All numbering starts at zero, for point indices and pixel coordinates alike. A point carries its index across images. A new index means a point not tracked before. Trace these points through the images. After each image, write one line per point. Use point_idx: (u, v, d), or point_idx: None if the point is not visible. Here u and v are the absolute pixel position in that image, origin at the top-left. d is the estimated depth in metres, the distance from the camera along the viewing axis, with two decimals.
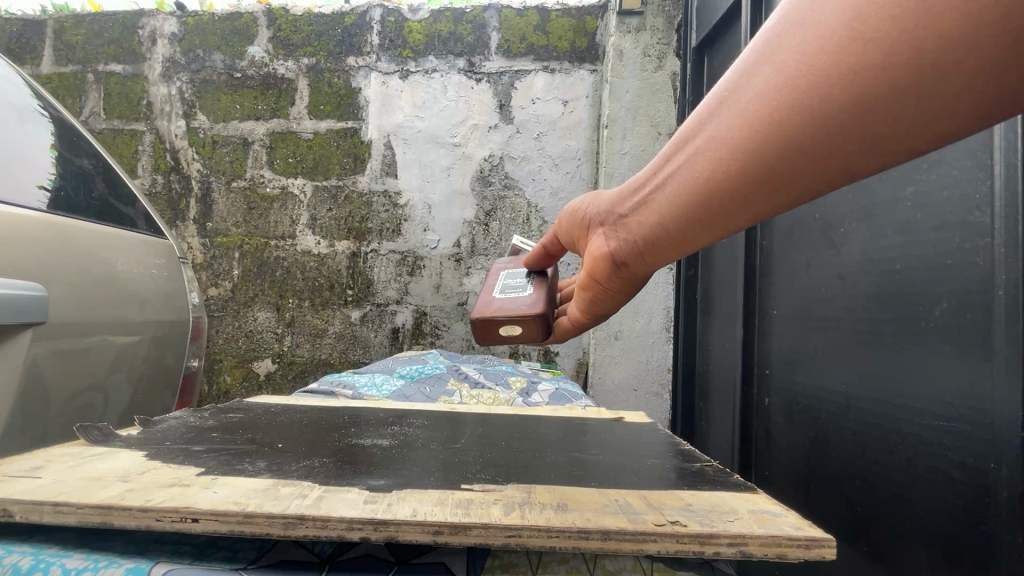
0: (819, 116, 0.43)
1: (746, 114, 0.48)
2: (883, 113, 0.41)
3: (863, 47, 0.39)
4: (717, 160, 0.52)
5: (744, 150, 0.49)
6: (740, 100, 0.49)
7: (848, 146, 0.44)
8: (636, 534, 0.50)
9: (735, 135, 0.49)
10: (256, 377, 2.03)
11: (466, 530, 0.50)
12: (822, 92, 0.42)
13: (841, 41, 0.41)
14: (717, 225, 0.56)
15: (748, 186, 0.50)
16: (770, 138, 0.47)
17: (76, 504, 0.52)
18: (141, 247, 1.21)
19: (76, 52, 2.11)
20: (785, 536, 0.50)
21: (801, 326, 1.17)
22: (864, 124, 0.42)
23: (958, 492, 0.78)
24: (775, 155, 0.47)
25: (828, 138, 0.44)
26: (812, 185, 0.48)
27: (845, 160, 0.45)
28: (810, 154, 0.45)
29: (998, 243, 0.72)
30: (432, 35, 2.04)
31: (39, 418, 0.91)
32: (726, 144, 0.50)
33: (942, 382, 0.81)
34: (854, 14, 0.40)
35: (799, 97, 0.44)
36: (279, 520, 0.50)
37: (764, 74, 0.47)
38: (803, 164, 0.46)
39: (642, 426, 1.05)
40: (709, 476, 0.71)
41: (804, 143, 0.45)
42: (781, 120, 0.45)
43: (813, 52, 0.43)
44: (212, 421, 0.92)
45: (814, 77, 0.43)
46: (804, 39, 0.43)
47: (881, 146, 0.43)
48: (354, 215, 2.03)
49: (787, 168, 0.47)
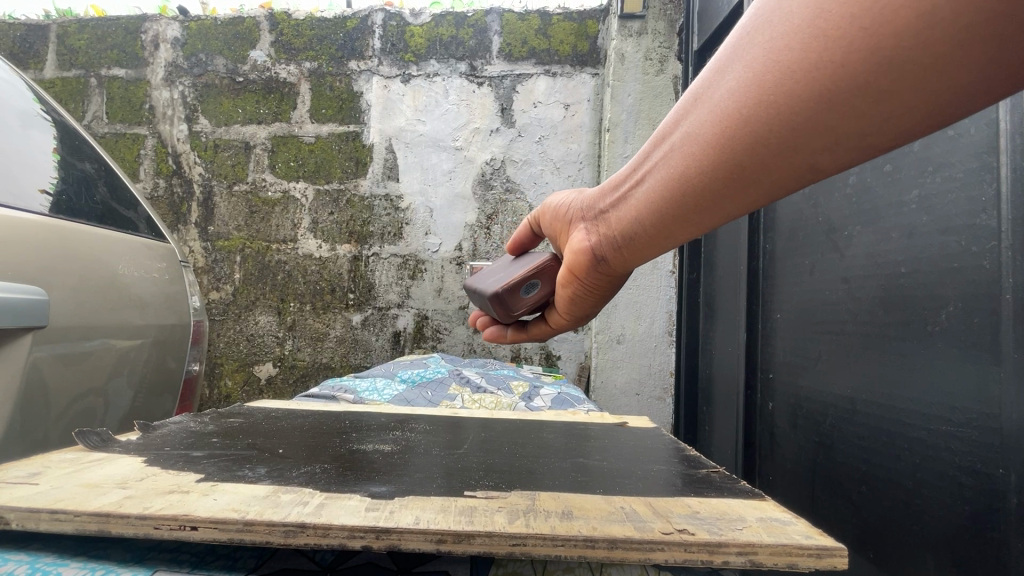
0: (785, 112, 0.43)
1: (717, 110, 0.48)
2: (850, 108, 0.41)
3: (827, 44, 0.39)
4: (690, 158, 0.51)
5: (715, 146, 0.49)
6: (712, 96, 0.48)
7: (816, 141, 0.44)
8: (644, 542, 0.49)
9: (707, 131, 0.49)
10: (257, 382, 2.02)
11: (471, 538, 0.49)
12: (788, 87, 0.42)
13: (807, 38, 0.41)
14: (691, 221, 0.56)
15: (721, 182, 0.50)
16: (738, 134, 0.46)
17: (73, 512, 0.51)
18: (143, 251, 1.20)
19: (79, 56, 2.12)
20: (796, 545, 0.49)
21: (805, 330, 1.16)
22: (830, 120, 0.42)
23: (965, 499, 0.77)
24: (744, 151, 0.47)
25: (797, 133, 0.44)
26: (784, 179, 0.48)
27: (815, 155, 0.45)
28: (778, 150, 0.45)
29: (1006, 246, 0.71)
30: (433, 39, 2.05)
31: (39, 423, 0.90)
32: (699, 140, 0.50)
33: (949, 386, 0.80)
34: (818, 11, 0.40)
35: (767, 93, 0.44)
36: (279, 528, 0.50)
37: (735, 71, 0.46)
38: (772, 160, 0.46)
39: (646, 431, 1.04)
40: (716, 483, 0.70)
41: (772, 139, 0.45)
42: (749, 117, 0.45)
43: (781, 49, 0.43)
44: (213, 425, 0.91)
45: (782, 73, 0.42)
46: (772, 36, 0.43)
47: (849, 141, 0.43)
48: (355, 219, 2.03)
49: (759, 163, 0.47)
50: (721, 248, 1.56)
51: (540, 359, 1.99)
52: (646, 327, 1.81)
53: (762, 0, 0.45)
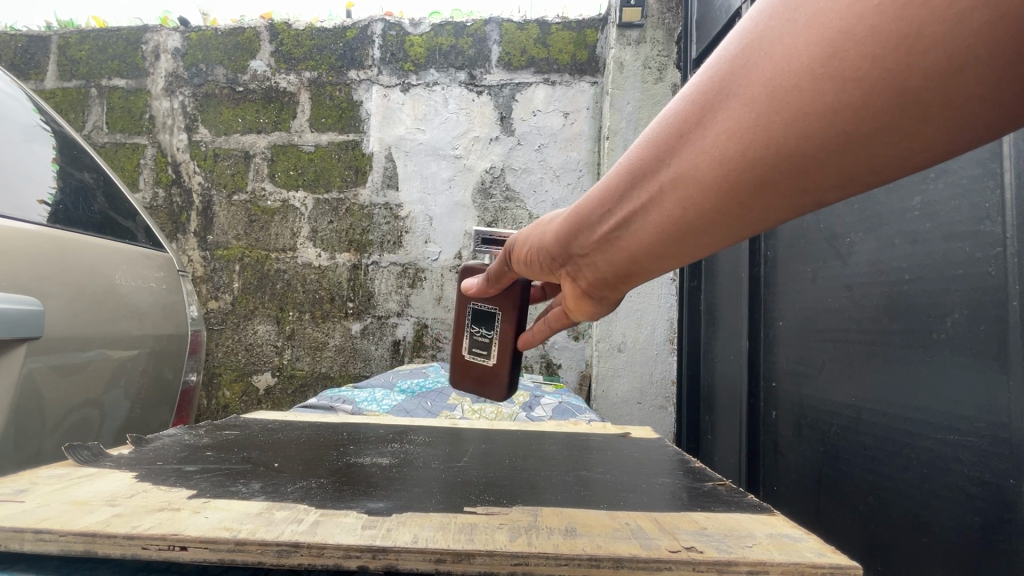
0: (793, 158, 0.35)
1: (707, 156, 0.39)
2: (865, 155, 0.33)
3: (842, 90, 0.31)
4: (680, 202, 0.43)
5: (707, 193, 0.41)
6: (700, 140, 0.39)
7: (829, 186, 0.36)
8: (650, 561, 0.47)
9: (696, 176, 0.40)
10: (256, 392, 2.01)
11: (470, 557, 0.47)
12: (796, 133, 0.34)
13: (816, 78, 0.32)
14: (677, 255, 0.49)
15: (718, 225, 0.43)
16: (738, 181, 0.38)
17: (58, 532, 0.49)
18: (141, 260, 1.19)
19: (80, 67, 2.12)
20: (808, 564, 0.47)
21: (807, 339, 1.15)
22: (844, 165, 0.34)
23: (976, 510, 0.75)
24: (745, 198, 0.39)
25: (808, 177, 0.36)
26: (784, 218, 0.40)
27: (822, 196, 0.37)
28: (783, 193, 0.37)
29: (1012, 252, 0.70)
30: (433, 48, 2.05)
31: (33, 435, 0.89)
32: (688, 185, 0.41)
33: (957, 395, 0.78)
34: (831, 52, 0.31)
35: (771, 138, 0.35)
36: (272, 548, 0.48)
37: (725, 107, 0.37)
38: (776, 204, 0.38)
39: (650, 441, 1.03)
40: (723, 496, 0.69)
41: (777, 185, 0.37)
42: (749, 163, 0.37)
43: (783, 88, 0.33)
44: (208, 438, 0.90)
45: (786, 116, 0.33)
46: (771, 70, 0.34)
47: (862, 183, 0.35)
48: (355, 227, 2.03)
49: (761, 206, 0.39)
50: (722, 255, 1.55)
51: (540, 367, 1.98)
52: (647, 334, 1.79)
53: (751, 31, 0.35)
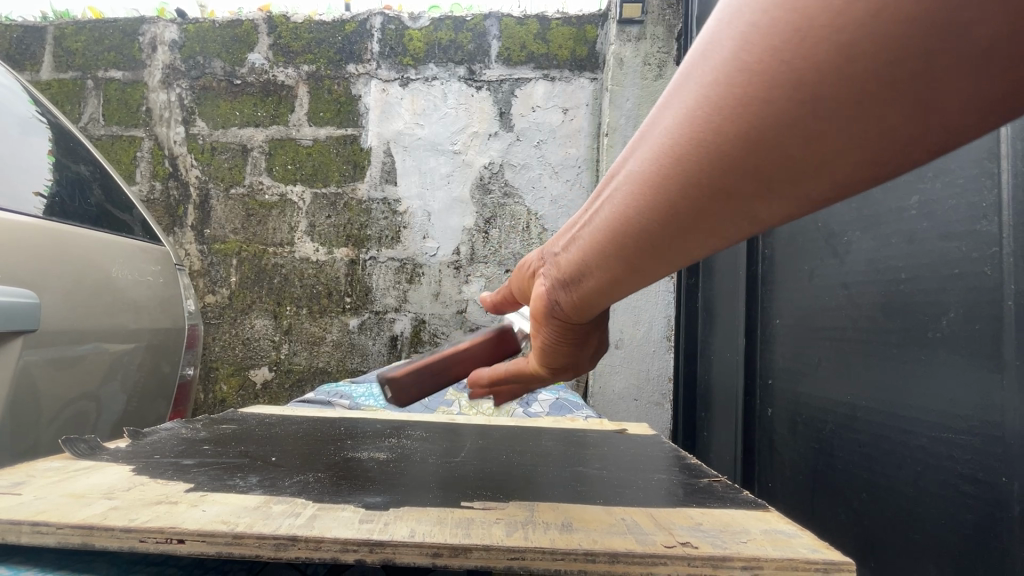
0: (721, 155, 0.33)
1: (645, 157, 0.39)
2: (791, 150, 0.31)
3: (757, 78, 0.31)
4: (625, 210, 0.41)
5: (645, 196, 0.39)
6: (656, 129, 0.38)
7: (762, 188, 0.34)
8: (645, 556, 0.48)
9: (636, 177, 0.40)
10: (253, 386, 2.01)
11: (467, 552, 0.48)
12: (718, 128, 0.33)
13: (732, 73, 0.32)
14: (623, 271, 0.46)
15: (660, 235, 0.40)
16: (673, 185, 0.37)
17: (56, 524, 0.49)
18: (138, 254, 1.18)
19: (77, 58, 2.10)
20: (802, 560, 0.48)
21: (804, 337, 1.15)
22: (772, 165, 0.32)
23: (968, 507, 0.76)
24: (679, 204, 0.37)
25: (738, 178, 0.34)
26: (724, 230, 0.38)
27: (756, 203, 0.35)
28: (717, 199, 0.35)
29: (1007, 252, 0.70)
30: (432, 43, 2.04)
31: (29, 428, 0.89)
32: (645, 177, 0.39)
33: (951, 393, 0.79)
34: (744, 45, 0.31)
35: (699, 135, 0.34)
36: (270, 541, 0.48)
37: (664, 112, 0.37)
38: (711, 211, 0.36)
39: (648, 438, 1.03)
40: (717, 492, 0.69)
41: (708, 190, 0.35)
42: (679, 161, 0.36)
43: (708, 86, 0.33)
44: (205, 432, 0.89)
45: (711, 111, 0.33)
46: (701, 71, 0.34)
47: (795, 184, 0.33)
48: (352, 222, 2.02)
49: (718, 204, 0.36)
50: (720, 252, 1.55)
51: None
52: (644, 331, 1.79)
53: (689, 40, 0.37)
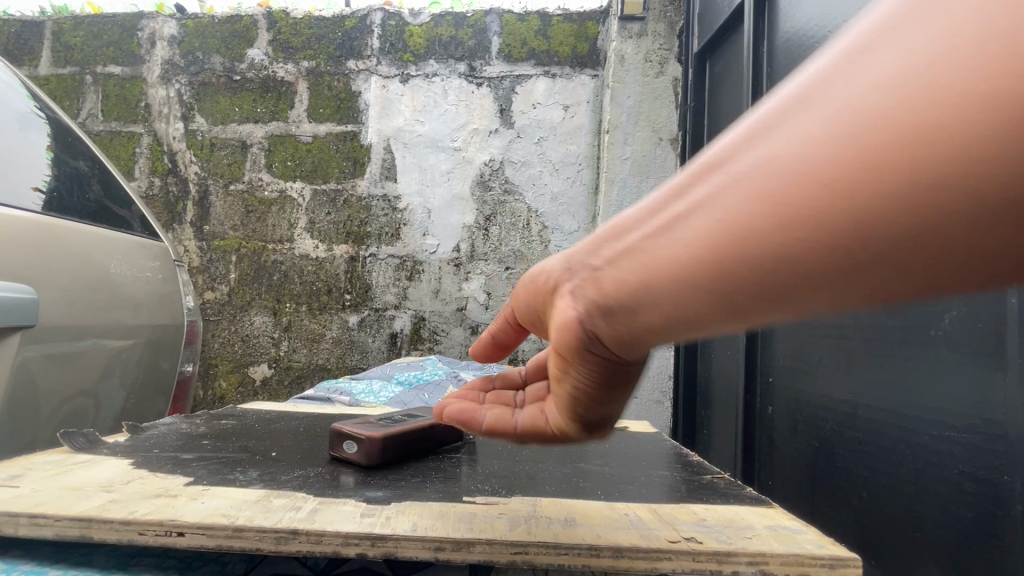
0: (761, 256, 0.31)
1: (674, 235, 0.35)
2: (839, 265, 0.29)
3: (824, 182, 0.28)
4: (640, 284, 0.38)
5: (667, 274, 0.35)
6: (696, 212, 0.34)
7: (785, 292, 0.32)
8: (649, 551, 0.47)
9: (659, 253, 0.36)
10: (252, 383, 2.00)
11: (470, 545, 0.47)
12: (771, 221, 0.30)
13: (799, 174, 0.29)
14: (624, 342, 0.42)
15: (671, 317, 0.37)
16: (700, 271, 0.34)
17: (54, 516, 0.49)
18: (136, 250, 1.17)
19: (75, 53, 2.09)
20: (808, 555, 0.48)
21: (806, 335, 1.15)
22: (813, 273, 0.30)
23: (968, 506, 0.75)
24: (702, 290, 0.34)
25: (769, 279, 0.31)
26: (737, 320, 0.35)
27: (778, 303, 0.32)
28: (740, 294, 0.33)
29: None
30: (433, 39, 2.03)
31: (27, 423, 0.89)
32: (671, 255, 0.35)
33: (952, 391, 0.78)
34: (821, 144, 0.29)
35: (748, 228, 0.31)
36: (270, 534, 0.48)
37: (704, 194, 0.34)
38: (730, 302, 0.34)
39: (648, 434, 1.03)
40: (721, 488, 0.69)
41: (736, 283, 0.33)
42: (716, 249, 0.33)
43: (766, 179, 0.30)
44: (204, 427, 0.89)
45: (766, 206, 0.30)
46: (758, 162, 0.31)
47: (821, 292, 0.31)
48: (352, 219, 2.01)
49: (742, 299, 0.33)
50: None
51: None
52: None
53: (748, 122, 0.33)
